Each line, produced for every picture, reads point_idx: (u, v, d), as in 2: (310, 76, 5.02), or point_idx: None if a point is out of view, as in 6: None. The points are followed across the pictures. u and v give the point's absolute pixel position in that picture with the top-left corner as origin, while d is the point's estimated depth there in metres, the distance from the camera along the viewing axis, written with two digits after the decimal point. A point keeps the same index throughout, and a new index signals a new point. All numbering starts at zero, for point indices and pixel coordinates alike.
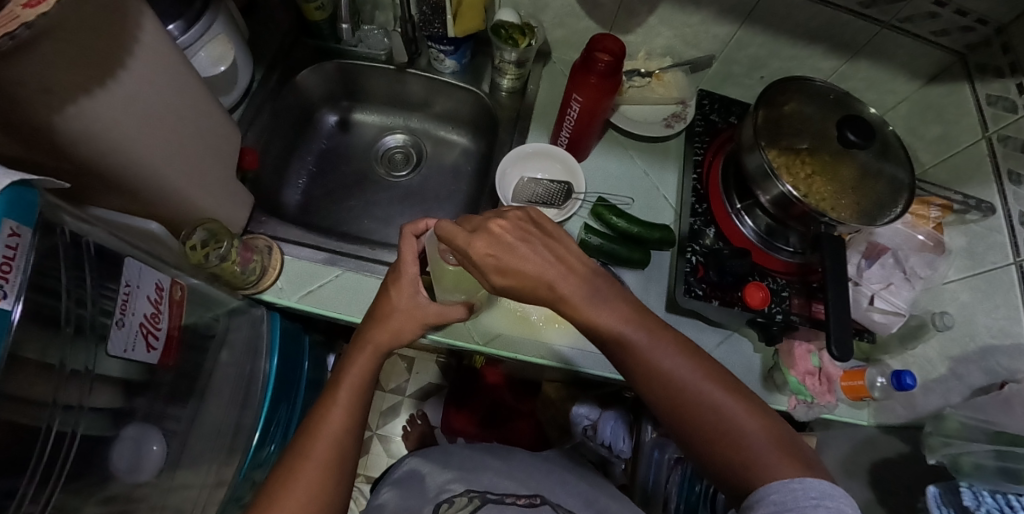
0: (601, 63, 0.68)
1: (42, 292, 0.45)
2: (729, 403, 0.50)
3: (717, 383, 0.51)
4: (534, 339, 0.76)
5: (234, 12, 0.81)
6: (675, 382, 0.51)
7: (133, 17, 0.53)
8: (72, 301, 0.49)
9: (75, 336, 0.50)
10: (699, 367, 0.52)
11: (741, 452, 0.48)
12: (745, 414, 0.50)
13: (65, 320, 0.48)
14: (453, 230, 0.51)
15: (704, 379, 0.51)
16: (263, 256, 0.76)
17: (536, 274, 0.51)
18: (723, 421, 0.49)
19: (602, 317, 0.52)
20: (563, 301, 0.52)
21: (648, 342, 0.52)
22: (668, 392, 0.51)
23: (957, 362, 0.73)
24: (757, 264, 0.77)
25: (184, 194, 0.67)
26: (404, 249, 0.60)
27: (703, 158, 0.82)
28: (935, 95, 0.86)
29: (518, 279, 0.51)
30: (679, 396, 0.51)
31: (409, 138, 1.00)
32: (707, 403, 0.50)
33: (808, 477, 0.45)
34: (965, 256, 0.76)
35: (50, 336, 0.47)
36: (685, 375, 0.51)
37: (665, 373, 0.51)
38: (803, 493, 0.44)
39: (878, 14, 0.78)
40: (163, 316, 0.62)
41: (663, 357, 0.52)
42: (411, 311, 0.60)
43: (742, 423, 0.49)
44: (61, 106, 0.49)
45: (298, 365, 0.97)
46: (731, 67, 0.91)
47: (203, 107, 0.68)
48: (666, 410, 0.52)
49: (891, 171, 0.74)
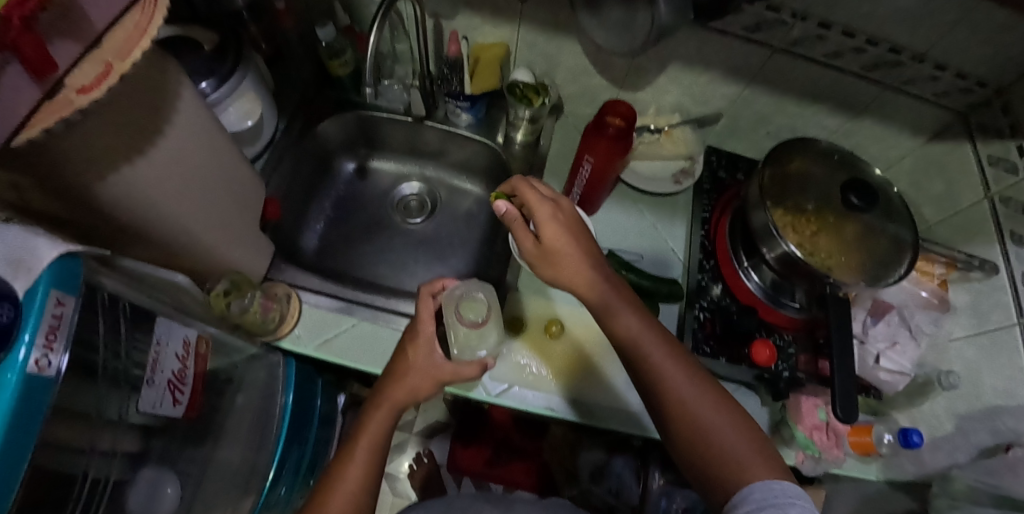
0: (613, 126, 0.72)
1: (84, 346, 0.48)
2: (716, 417, 0.56)
3: (711, 399, 0.57)
4: (545, 393, 0.77)
5: (262, 67, 0.85)
6: (672, 390, 0.57)
7: (173, 88, 0.57)
8: (109, 352, 0.51)
9: (109, 386, 0.52)
10: (694, 380, 0.58)
11: (722, 458, 0.54)
12: (729, 429, 0.55)
13: (102, 370, 0.51)
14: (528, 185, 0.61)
15: (700, 391, 0.57)
16: (282, 305, 0.79)
17: (570, 254, 0.60)
18: (707, 434, 0.55)
19: (626, 323, 0.60)
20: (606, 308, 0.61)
21: (656, 351, 0.59)
22: (666, 401, 0.57)
23: (964, 420, 0.74)
24: (763, 321, 0.79)
25: (210, 248, 0.69)
26: (421, 304, 0.64)
27: (710, 215, 0.85)
28: (936, 153, 0.88)
29: (555, 252, 0.60)
30: (673, 403, 0.57)
31: (424, 186, 1.03)
32: (695, 412, 0.56)
33: (786, 484, 0.51)
34: (970, 314, 0.77)
35: (88, 387, 0.49)
36: (682, 385, 0.57)
37: (665, 385, 0.57)
38: (780, 492, 0.50)
39: (880, 77, 0.81)
40: (189, 371, 0.64)
41: (666, 368, 0.58)
42: (429, 368, 0.62)
43: (725, 438, 0.55)
44: (104, 173, 0.52)
45: (311, 407, 0.98)
46: (737, 122, 0.95)
47: (232, 165, 0.71)
48: (662, 416, 0.58)
49: (895, 230, 0.76)
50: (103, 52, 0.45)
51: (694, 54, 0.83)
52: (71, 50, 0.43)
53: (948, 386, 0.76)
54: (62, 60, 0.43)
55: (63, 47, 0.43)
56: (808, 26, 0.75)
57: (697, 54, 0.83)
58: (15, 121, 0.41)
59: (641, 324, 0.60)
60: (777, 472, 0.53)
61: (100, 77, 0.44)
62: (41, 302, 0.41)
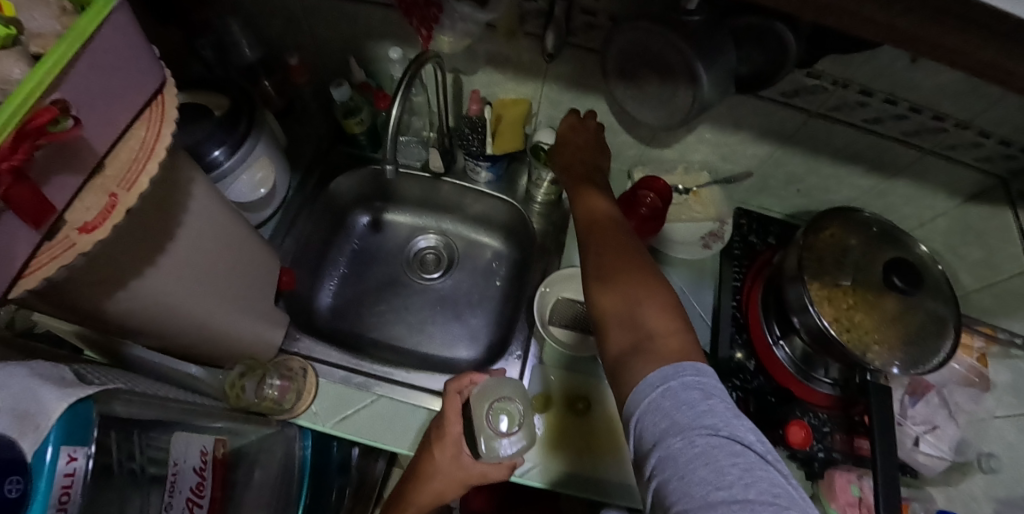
0: (647, 201, 0.69)
1: (102, 453, 0.44)
2: (652, 305, 0.52)
3: (661, 299, 0.53)
4: (567, 471, 0.72)
5: (274, 127, 0.81)
6: (619, 279, 0.55)
7: (184, 187, 0.54)
8: (126, 461, 0.48)
9: (131, 480, 0.48)
10: (651, 291, 0.54)
11: (643, 331, 0.50)
12: (661, 320, 0.51)
13: (118, 468, 0.46)
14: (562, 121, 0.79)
15: (638, 294, 0.54)
16: (297, 382, 0.75)
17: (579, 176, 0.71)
18: (637, 325, 0.51)
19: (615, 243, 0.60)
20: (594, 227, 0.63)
21: (631, 256, 0.58)
22: (613, 295, 0.55)
23: (1003, 505, 0.71)
24: (798, 398, 0.76)
25: (224, 335, 0.66)
26: (448, 403, 0.61)
27: (742, 284, 0.82)
28: (972, 217, 0.84)
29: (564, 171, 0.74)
30: (615, 291, 0.55)
31: (441, 239, 0.99)
32: (636, 301, 0.53)
33: (684, 366, 0.46)
34: (1011, 393, 0.75)
35: (109, 490, 0.45)
36: (627, 275, 0.55)
37: (614, 281, 0.55)
38: (678, 380, 0.45)
39: (919, 142, 0.78)
40: (207, 483, 0.59)
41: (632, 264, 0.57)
42: (456, 473, 0.59)
43: (650, 324, 0.51)
44: (110, 291, 0.49)
45: (327, 473, 0.93)
46: (767, 181, 0.91)
47: (244, 244, 0.67)
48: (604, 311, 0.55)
49: (935, 307, 0.73)
50: (105, 180, 0.41)
51: (726, 116, 0.80)
52: (72, 182, 0.39)
53: (987, 469, 0.74)
54: (58, 197, 0.38)
55: (63, 183, 0.38)
56: (848, 93, 0.72)
57: (729, 116, 0.80)
58: (10, 275, 0.37)
59: (624, 245, 0.60)
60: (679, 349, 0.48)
61: (102, 210, 0.41)
62: (52, 462, 0.37)
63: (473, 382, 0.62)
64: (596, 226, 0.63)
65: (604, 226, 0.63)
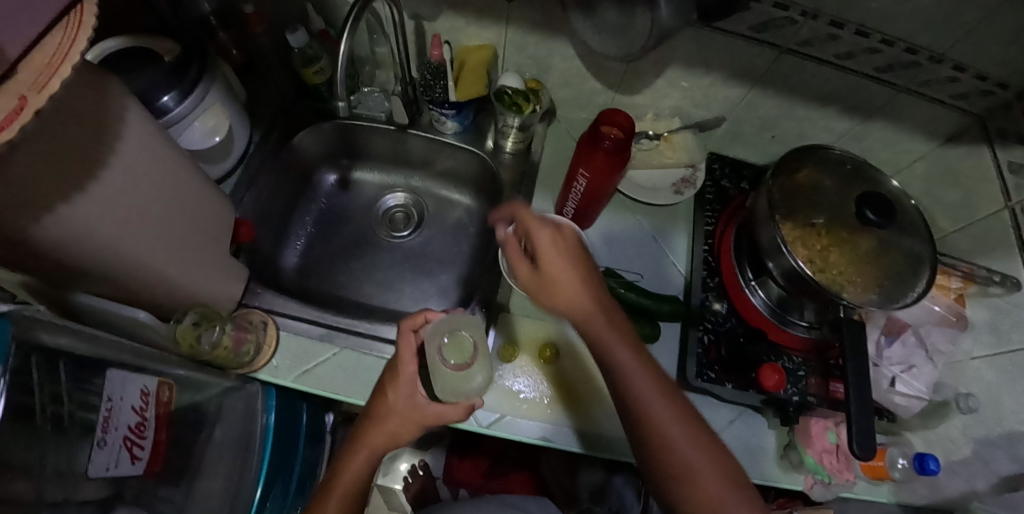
0: (609, 138, 0.66)
1: (22, 391, 0.43)
2: (687, 442, 0.53)
3: (678, 412, 0.54)
4: (539, 421, 0.73)
5: (230, 75, 0.78)
6: (643, 399, 0.54)
7: (116, 113, 0.51)
8: (48, 396, 0.47)
9: (54, 431, 0.48)
10: (671, 402, 0.54)
11: (696, 491, 0.52)
12: (703, 455, 0.53)
13: (40, 415, 0.46)
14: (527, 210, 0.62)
15: (660, 392, 0.55)
16: (257, 334, 0.74)
17: (550, 240, 0.60)
18: (672, 451, 0.53)
19: (615, 354, 0.56)
20: (587, 328, 0.58)
21: (632, 369, 0.55)
22: (640, 416, 0.54)
23: (982, 445, 0.70)
24: (771, 341, 0.74)
25: (172, 282, 0.64)
26: (400, 343, 0.58)
27: (714, 228, 0.80)
28: (949, 159, 0.82)
29: (546, 263, 0.60)
30: (647, 412, 0.54)
31: (410, 197, 0.97)
32: (672, 441, 0.53)
33: None
34: (989, 333, 0.73)
35: (27, 434, 0.45)
36: (656, 402, 0.54)
37: (638, 402, 0.54)
38: None
39: (894, 78, 0.76)
40: (149, 424, 0.60)
41: (638, 381, 0.55)
42: (410, 412, 0.57)
43: (699, 463, 0.53)
44: (36, 217, 0.46)
45: (295, 432, 0.93)
46: (742, 127, 0.89)
47: (193, 188, 0.65)
48: (634, 436, 0.55)
49: (909, 245, 0.72)
50: None
51: (695, 55, 0.77)
52: None
53: (967, 410, 0.71)
54: None
55: None
56: (818, 25, 0.69)
57: (698, 56, 0.77)
58: None
59: (621, 341, 0.57)
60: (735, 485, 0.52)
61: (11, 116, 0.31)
62: None
63: (428, 320, 0.60)
64: (604, 334, 0.57)
65: (599, 329, 0.57)
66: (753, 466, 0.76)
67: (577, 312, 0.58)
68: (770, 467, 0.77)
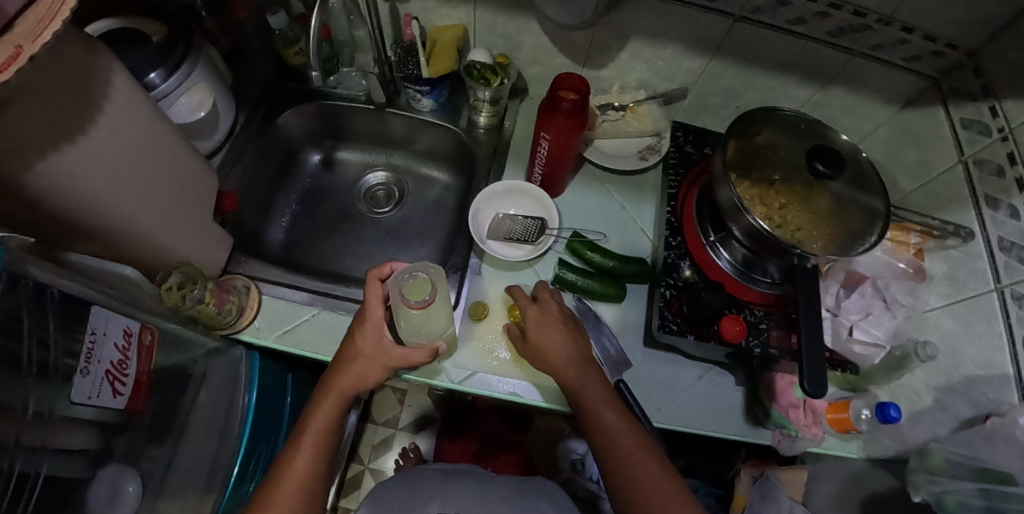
0: (567, 100, 0.70)
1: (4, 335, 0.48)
2: (648, 465, 0.61)
3: (638, 440, 0.63)
4: (511, 377, 0.76)
5: (215, 57, 0.83)
6: (617, 444, 0.62)
7: (102, 75, 0.55)
8: (35, 342, 0.51)
9: (39, 378, 0.52)
10: (630, 427, 0.63)
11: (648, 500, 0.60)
12: (661, 478, 0.61)
13: (26, 362, 0.50)
14: (545, 289, 0.74)
15: (632, 438, 0.63)
16: (239, 297, 0.78)
17: (553, 309, 0.71)
18: (642, 481, 0.60)
19: (576, 382, 0.66)
20: (558, 369, 0.67)
21: (599, 399, 0.65)
22: (606, 441, 0.62)
23: (943, 393, 0.71)
24: (731, 296, 0.77)
25: (156, 241, 0.68)
26: (367, 291, 0.62)
27: (677, 191, 0.84)
28: (910, 121, 0.85)
29: (536, 326, 0.69)
30: (617, 454, 0.62)
31: (390, 175, 1.03)
32: (634, 462, 0.61)
33: None
34: (947, 283, 0.74)
35: (12, 378, 0.49)
36: (631, 448, 0.62)
37: (602, 428, 0.63)
38: None
39: (848, 43, 0.78)
40: (131, 362, 0.63)
41: (605, 415, 0.64)
42: (377, 356, 0.60)
43: (654, 480, 0.61)
44: (30, 162, 0.50)
45: (280, 402, 0.97)
46: (706, 98, 0.93)
47: (179, 154, 0.69)
48: (601, 459, 0.63)
49: (866, 200, 0.73)
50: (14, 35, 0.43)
51: (655, 26, 0.81)
52: None
53: (927, 358, 0.72)
54: None
55: None
56: None
57: (657, 28, 0.81)
58: None
59: (596, 394, 0.65)
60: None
61: (9, 59, 0.42)
62: None
63: (394, 271, 0.65)
64: (573, 377, 0.66)
65: (585, 396, 0.65)
66: (719, 421, 0.78)
67: (555, 356, 0.67)
68: (737, 421, 0.78)
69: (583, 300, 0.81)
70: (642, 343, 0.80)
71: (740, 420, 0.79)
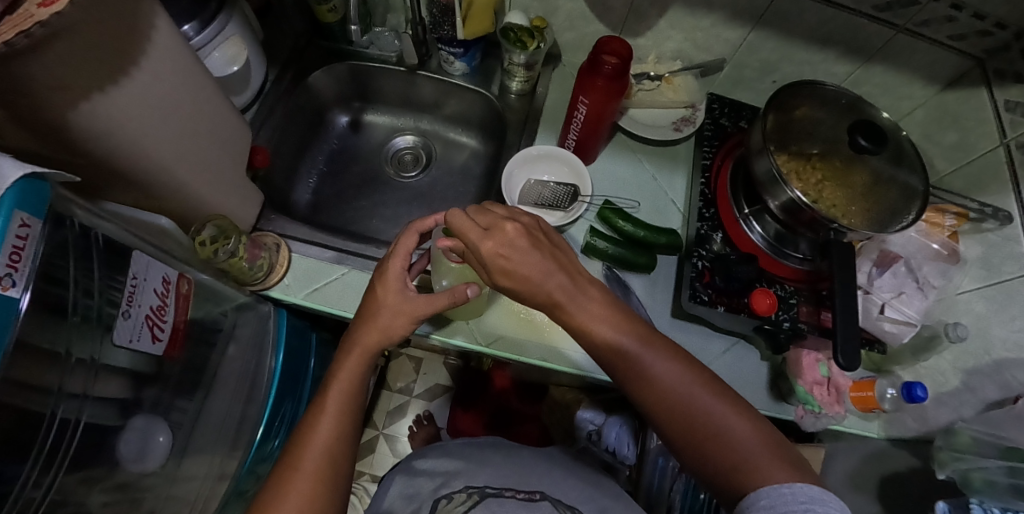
0: (609, 65, 0.69)
1: (53, 283, 0.47)
2: (722, 411, 0.49)
3: (703, 383, 0.51)
4: (536, 342, 0.77)
5: (248, 12, 0.81)
6: (670, 390, 0.51)
7: (146, 18, 0.54)
8: (80, 291, 0.51)
9: (85, 327, 0.52)
10: (689, 374, 0.51)
11: (731, 458, 0.47)
12: (735, 422, 0.49)
13: (73, 309, 0.50)
14: (470, 223, 0.55)
15: (704, 391, 0.50)
16: (270, 254, 0.79)
17: (498, 249, 0.53)
18: (728, 442, 0.48)
19: (601, 328, 0.53)
20: (556, 303, 0.54)
21: (638, 349, 0.52)
22: (651, 393, 0.51)
23: (971, 375, 0.70)
24: (764, 270, 0.76)
25: (191, 191, 0.68)
26: (406, 239, 0.62)
27: (711, 162, 0.83)
28: (950, 101, 0.83)
29: (505, 268, 0.53)
30: (670, 400, 0.50)
31: (418, 139, 1.04)
32: (701, 409, 0.50)
33: (798, 482, 0.44)
34: (980, 266, 0.73)
35: (61, 326, 0.49)
36: (697, 397, 0.50)
37: (647, 374, 0.51)
38: (792, 498, 0.43)
39: (892, 18, 0.76)
40: (169, 308, 0.64)
41: (653, 363, 0.51)
42: (396, 305, 0.60)
43: (737, 431, 0.48)
44: (75, 102, 0.50)
45: (304, 363, 0.99)
46: (742, 71, 0.92)
47: (215, 105, 0.68)
48: (654, 417, 0.52)
49: (904, 178, 0.71)
50: None
51: None
52: None
53: (955, 339, 0.72)
54: None
55: None
56: None
57: None
58: None
59: (642, 343, 0.52)
60: (790, 467, 0.46)
61: None
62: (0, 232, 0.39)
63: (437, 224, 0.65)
64: (606, 314, 0.54)
65: (628, 346, 0.52)
66: (740, 392, 0.79)
67: (552, 296, 0.54)
68: (760, 395, 0.78)
69: (612, 269, 0.80)
70: (670, 314, 0.81)
71: (762, 393, 0.79)
